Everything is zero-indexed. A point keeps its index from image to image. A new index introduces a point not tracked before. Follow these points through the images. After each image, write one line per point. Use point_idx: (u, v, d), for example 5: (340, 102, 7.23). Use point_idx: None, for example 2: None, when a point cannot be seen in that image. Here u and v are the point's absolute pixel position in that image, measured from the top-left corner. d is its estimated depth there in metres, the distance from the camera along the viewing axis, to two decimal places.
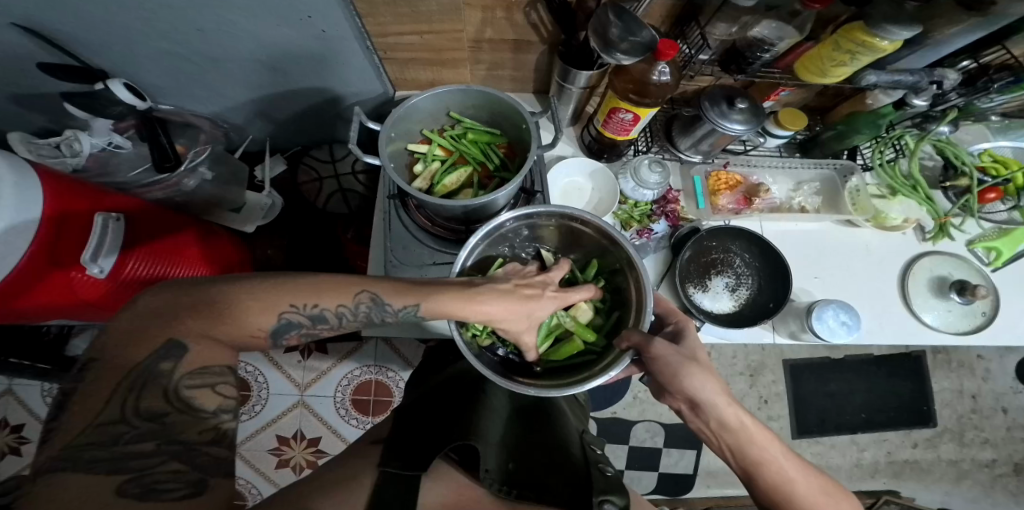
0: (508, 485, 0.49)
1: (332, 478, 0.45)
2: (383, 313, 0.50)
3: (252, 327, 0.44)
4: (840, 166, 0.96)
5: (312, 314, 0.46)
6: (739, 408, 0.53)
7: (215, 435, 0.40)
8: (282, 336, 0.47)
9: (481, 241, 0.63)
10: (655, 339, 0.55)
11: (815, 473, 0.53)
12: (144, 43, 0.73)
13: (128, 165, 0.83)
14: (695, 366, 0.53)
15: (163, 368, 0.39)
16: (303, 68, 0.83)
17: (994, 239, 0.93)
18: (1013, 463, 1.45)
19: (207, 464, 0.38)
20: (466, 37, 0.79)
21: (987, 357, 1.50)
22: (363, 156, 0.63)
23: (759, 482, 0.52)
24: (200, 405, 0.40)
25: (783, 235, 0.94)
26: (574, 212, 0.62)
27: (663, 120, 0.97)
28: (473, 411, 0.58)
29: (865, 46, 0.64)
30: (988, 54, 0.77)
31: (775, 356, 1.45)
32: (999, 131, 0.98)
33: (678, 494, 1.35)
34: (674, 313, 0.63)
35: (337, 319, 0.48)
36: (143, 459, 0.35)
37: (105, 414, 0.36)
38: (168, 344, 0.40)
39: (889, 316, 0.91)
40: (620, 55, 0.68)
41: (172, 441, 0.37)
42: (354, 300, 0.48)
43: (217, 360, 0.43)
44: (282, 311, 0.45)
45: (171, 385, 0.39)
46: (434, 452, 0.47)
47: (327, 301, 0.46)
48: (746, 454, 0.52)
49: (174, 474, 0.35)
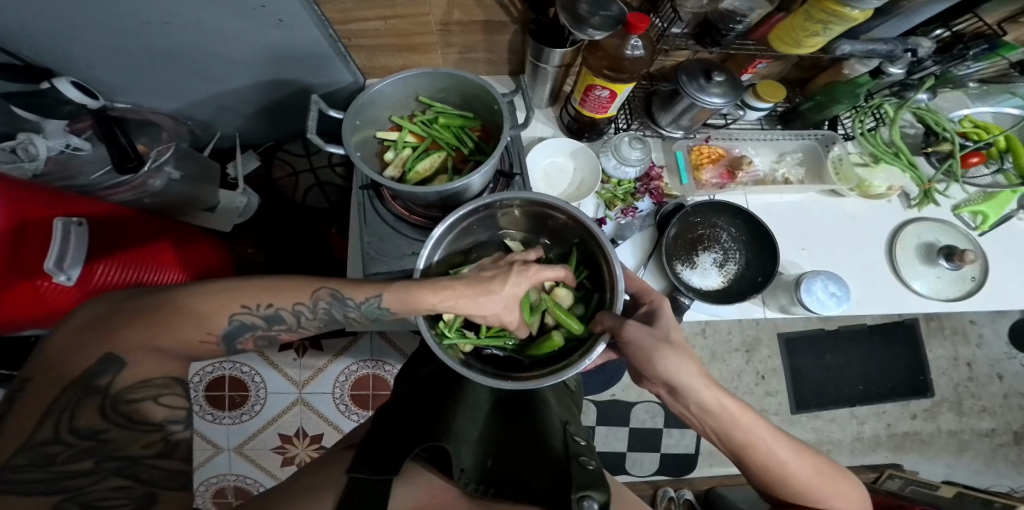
0: (485, 484, 0.46)
1: (302, 488, 0.44)
2: (345, 309, 0.53)
3: (199, 334, 0.46)
4: (821, 137, 0.93)
5: (267, 314, 0.50)
6: (718, 389, 0.52)
7: (162, 447, 0.42)
8: (235, 338, 0.50)
9: (450, 230, 0.62)
10: (627, 323, 0.54)
11: (805, 451, 0.54)
12: (94, 35, 0.70)
13: (90, 166, 0.81)
14: (669, 348, 0.52)
15: (100, 383, 0.41)
16: (266, 59, 0.81)
17: (978, 202, 0.92)
18: (1012, 431, 1.45)
19: (156, 478, 0.40)
20: (433, 21, 0.76)
21: (979, 322, 1.50)
22: (324, 146, 0.62)
23: (749, 463, 0.53)
24: (146, 417, 0.42)
25: (767, 207, 0.93)
26: (546, 198, 0.61)
27: (642, 96, 0.94)
28: (449, 409, 0.57)
29: (836, 16, 0.62)
30: (960, 22, 0.76)
31: (769, 330, 1.45)
32: (979, 97, 0.95)
33: (682, 474, 1.36)
34: (647, 293, 0.61)
35: (295, 319, 0.52)
36: (79, 479, 0.38)
37: (41, 432, 0.38)
38: (106, 358, 0.41)
39: (879, 285, 0.90)
40: (592, 31, 0.64)
41: (113, 457, 0.39)
42: (312, 297, 0.51)
43: (159, 372, 0.44)
44: (233, 312, 0.48)
45: (111, 399, 0.41)
46: (405, 454, 0.45)
47: (281, 301, 0.50)
48: (731, 436, 0.52)
49: (115, 490, 0.38)
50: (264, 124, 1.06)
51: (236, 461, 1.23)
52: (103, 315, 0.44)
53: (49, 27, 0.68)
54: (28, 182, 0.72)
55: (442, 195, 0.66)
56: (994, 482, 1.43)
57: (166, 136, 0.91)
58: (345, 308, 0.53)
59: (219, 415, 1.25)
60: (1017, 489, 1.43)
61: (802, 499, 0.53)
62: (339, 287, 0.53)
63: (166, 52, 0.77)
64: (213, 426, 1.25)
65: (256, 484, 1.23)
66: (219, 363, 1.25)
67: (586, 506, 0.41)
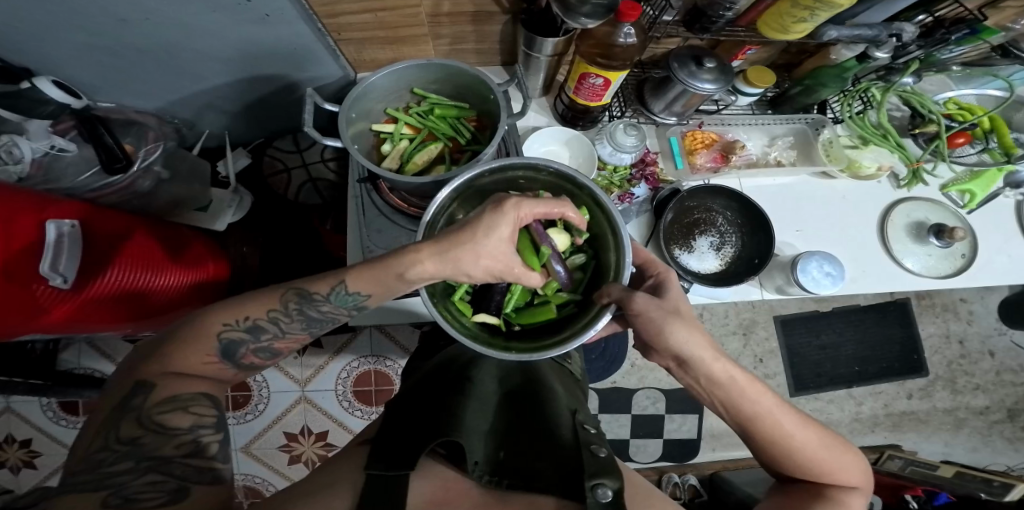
0: (498, 475, 0.47)
1: (317, 482, 0.45)
2: (315, 304, 0.53)
3: (200, 355, 0.49)
4: (811, 121, 0.94)
5: (247, 326, 0.51)
6: (727, 361, 0.53)
7: (192, 447, 0.43)
8: (235, 355, 0.52)
9: (449, 201, 0.60)
10: (635, 294, 0.53)
11: (810, 423, 0.55)
12: (74, 32, 0.69)
13: (75, 169, 0.78)
14: (679, 320, 0.52)
15: (136, 402, 0.44)
16: (251, 53, 0.80)
17: (966, 181, 0.93)
18: (1006, 408, 1.49)
19: (186, 473, 0.40)
20: (423, 12, 0.76)
21: (969, 299, 1.53)
22: (323, 139, 0.62)
23: (754, 435, 0.54)
24: (174, 424, 0.43)
25: (760, 189, 0.94)
26: (531, 161, 0.58)
27: (634, 84, 0.95)
28: (457, 403, 0.55)
29: (821, 2, 0.62)
30: (941, 9, 0.76)
31: (765, 313, 1.47)
32: (961, 80, 0.97)
33: (685, 459, 1.37)
34: (653, 266, 0.62)
35: (275, 326, 0.53)
36: (118, 476, 0.38)
37: (94, 445, 0.41)
38: (139, 384, 0.45)
39: (873, 262, 0.91)
40: (584, 19, 0.65)
41: (147, 457, 0.40)
42: (281, 301, 0.52)
43: (185, 389, 0.46)
44: (218, 331, 0.50)
45: (143, 413, 0.43)
46: (420, 449, 0.45)
47: (253, 311, 0.51)
48: (739, 407, 0.53)
49: (151, 484, 0.38)
50: (253, 119, 1.05)
51: (245, 461, 1.24)
52: (144, 354, 0.49)
53: (35, 27, 0.67)
54: (18, 186, 0.70)
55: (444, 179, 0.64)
56: (990, 459, 1.46)
57: (151, 135, 0.88)
58: (315, 304, 0.53)
59: None
60: (1013, 467, 1.46)
61: (804, 471, 0.54)
62: (305, 286, 0.53)
63: (157, 51, 0.76)
64: None
65: (265, 483, 1.24)
66: None
67: (599, 494, 0.41)
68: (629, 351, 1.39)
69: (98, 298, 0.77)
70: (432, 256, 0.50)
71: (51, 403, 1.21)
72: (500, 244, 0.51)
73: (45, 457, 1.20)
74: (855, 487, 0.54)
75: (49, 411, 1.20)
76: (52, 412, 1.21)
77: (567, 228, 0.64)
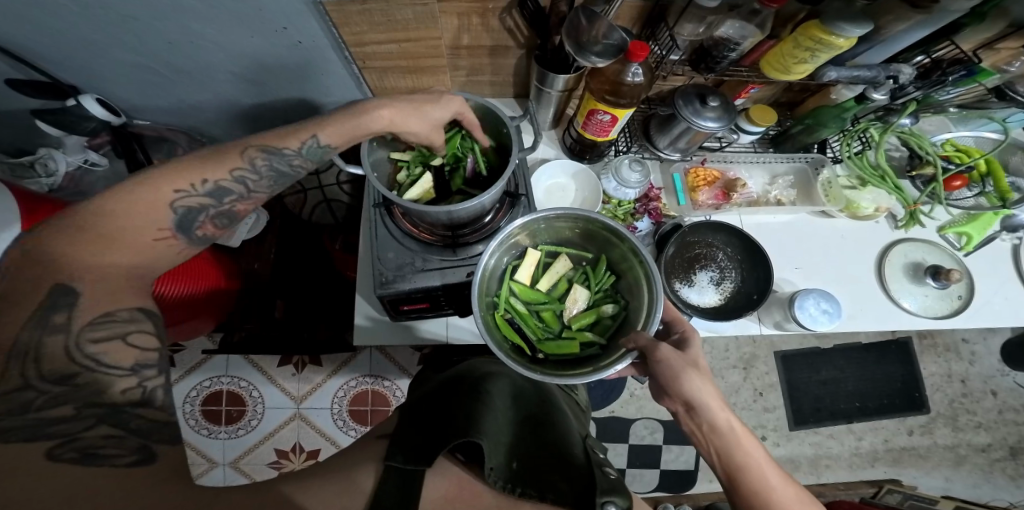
0: (512, 484, 0.47)
1: (334, 469, 0.48)
2: (285, 159, 0.58)
3: (152, 229, 0.49)
4: (811, 159, 0.97)
5: (207, 191, 0.53)
6: (731, 412, 0.54)
7: (139, 395, 0.41)
8: (192, 225, 0.53)
9: (501, 243, 0.65)
10: (660, 343, 0.55)
11: (798, 488, 0.53)
12: (112, 53, 0.74)
13: (104, 183, 0.86)
14: (695, 371, 0.54)
15: (57, 320, 0.41)
16: (279, 77, 0.84)
17: (964, 223, 0.96)
18: (1008, 446, 1.47)
19: (140, 427, 0.40)
20: (444, 44, 0.80)
21: (972, 339, 1.53)
22: (347, 166, 0.65)
23: (740, 490, 0.52)
24: (114, 360, 0.41)
25: (759, 227, 0.97)
26: (581, 212, 0.63)
27: (641, 120, 0.99)
28: (473, 408, 0.56)
29: (823, 44, 0.67)
30: (940, 49, 0.78)
31: (765, 348, 1.48)
32: (959, 122, 1.01)
33: (681, 490, 1.36)
34: (681, 323, 0.63)
35: (240, 186, 0.56)
36: (63, 424, 0.37)
37: (8, 381, 0.37)
38: (59, 289, 0.42)
39: (868, 301, 0.93)
40: (594, 58, 0.69)
41: (92, 404, 0.39)
42: (245, 158, 0.55)
43: (121, 306, 0.44)
44: (172, 201, 0.50)
45: (73, 340, 0.40)
46: (439, 448, 0.46)
47: (211, 174, 0.53)
48: (734, 461, 0.52)
49: (108, 438, 0.38)
50: None
51: (231, 476, 1.22)
52: (82, 243, 0.44)
53: (76, 43, 0.71)
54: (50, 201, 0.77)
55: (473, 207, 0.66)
56: (991, 496, 1.43)
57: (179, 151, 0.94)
58: (285, 159, 0.58)
59: (215, 430, 1.25)
60: (1015, 504, 1.43)
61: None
62: (267, 142, 0.57)
63: (190, 69, 0.80)
64: (208, 440, 1.24)
65: None
66: (217, 378, 1.26)
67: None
68: (628, 380, 1.40)
69: None
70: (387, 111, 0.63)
71: None
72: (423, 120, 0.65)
73: None
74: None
75: None
76: None
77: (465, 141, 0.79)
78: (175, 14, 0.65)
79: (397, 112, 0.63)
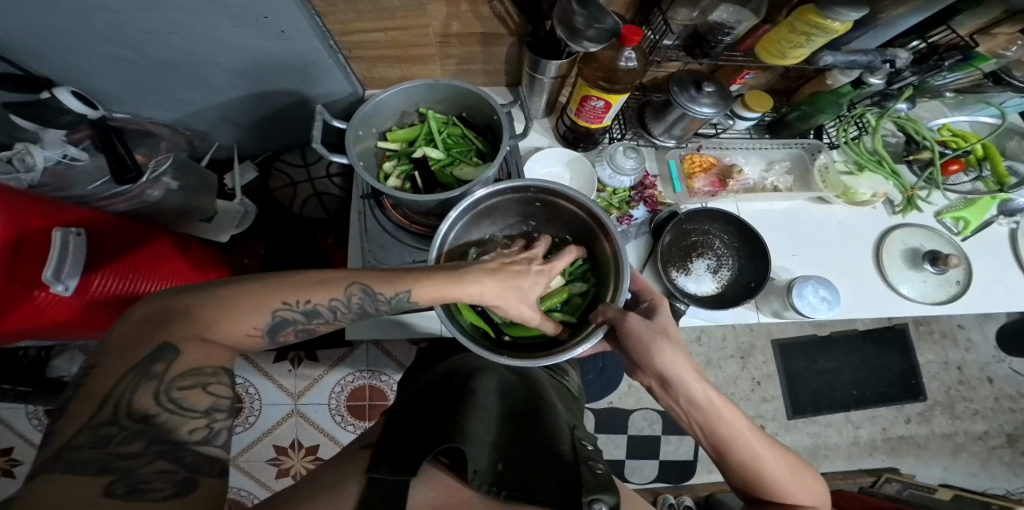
0: (498, 486, 0.46)
1: (319, 484, 0.46)
2: (376, 302, 0.50)
3: (244, 326, 0.44)
4: (808, 145, 0.97)
5: (305, 310, 0.47)
6: (706, 383, 0.54)
7: (205, 434, 0.39)
8: (277, 332, 0.47)
9: (460, 218, 0.65)
10: (628, 315, 0.56)
11: (781, 451, 0.55)
12: (88, 45, 0.71)
13: (88, 177, 0.83)
14: (665, 341, 0.55)
15: (156, 369, 0.39)
16: (263, 68, 0.81)
17: (961, 209, 0.95)
18: (1005, 434, 1.47)
19: (197, 463, 0.37)
20: (433, 32, 0.78)
21: (967, 326, 1.53)
22: (330, 155, 0.63)
23: (728, 460, 0.54)
24: (191, 403, 0.39)
25: (757, 214, 0.96)
26: (555, 185, 0.63)
27: (635, 107, 0.98)
28: (459, 411, 0.55)
29: (819, 28, 0.65)
30: (935, 34, 0.78)
31: (763, 336, 1.47)
32: (956, 107, 1.00)
33: (681, 481, 1.36)
34: (648, 292, 0.64)
35: (331, 313, 0.49)
36: (130, 460, 0.34)
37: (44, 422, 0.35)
38: (162, 346, 0.40)
39: (866, 288, 0.92)
40: (587, 43, 0.67)
41: (159, 441, 0.36)
42: (345, 292, 0.48)
43: (209, 361, 0.42)
44: (276, 308, 0.45)
45: (163, 386, 0.39)
46: (423, 455, 0.46)
47: (318, 297, 0.47)
48: (717, 433, 0.53)
49: (160, 473, 0.34)
50: (263, 134, 1.07)
51: (231, 473, 1.22)
52: None
53: (50, 36, 0.68)
54: (35, 197, 0.75)
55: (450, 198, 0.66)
56: (990, 484, 1.43)
57: (164, 147, 0.93)
58: (376, 304, 0.50)
59: None
60: (1013, 492, 1.43)
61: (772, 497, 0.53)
62: (372, 282, 0.50)
63: (169, 61, 0.77)
64: None
65: (251, 496, 1.21)
66: None
67: None
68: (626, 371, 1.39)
69: (97, 301, 0.81)
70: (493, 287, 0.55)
71: (36, 410, 1.20)
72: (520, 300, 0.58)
73: (25, 466, 1.17)
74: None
75: (35, 419, 1.19)
76: (37, 420, 1.19)
77: (438, 128, 0.76)
78: (154, 7, 0.63)
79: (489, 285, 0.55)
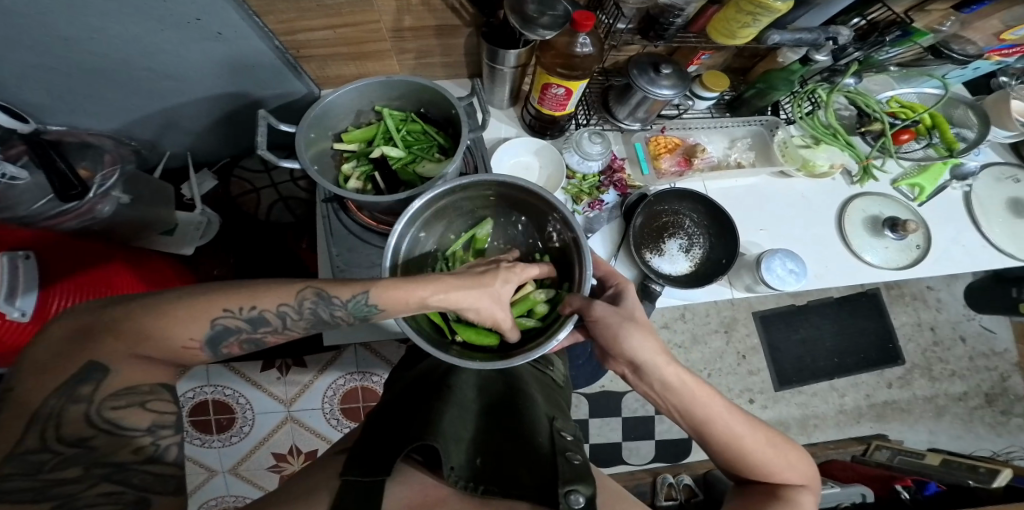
0: (474, 481, 0.47)
1: (298, 491, 0.45)
2: (331, 306, 0.50)
3: (182, 338, 0.43)
4: (767, 122, 0.99)
5: (251, 316, 0.46)
6: (679, 366, 0.55)
7: (151, 453, 0.40)
8: (219, 344, 0.46)
9: (413, 224, 0.64)
10: (595, 303, 0.56)
11: (761, 427, 0.56)
12: (12, 54, 0.68)
13: (31, 196, 0.78)
14: (634, 326, 0.55)
15: (84, 391, 0.38)
16: (208, 71, 0.79)
17: (916, 175, 0.99)
18: (983, 394, 1.54)
19: (147, 482, 0.38)
20: (384, 27, 0.77)
21: (936, 287, 1.59)
22: (279, 160, 0.62)
23: (710, 441, 0.55)
24: (131, 423, 0.40)
25: (724, 191, 0.97)
26: (509, 178, 0.63)
27: (598, 91, 0.98)
28: (435, 409, 0.56)
29: (762, 8, 0.66)
30: (873, 12, 0.81)
31: (745, 310, 1.51)
32: (901, 80, 1.02)
33: (678, 459, 1.38)
34: (615, 277, 0.64)
35: (281, 319, 0.48)
36: (68, 485, 0.36)
37: None
38: (90, 366, 0.39)
39: (833, 258, 0.94)
40: (541, 31, 0.66)
41: (102, 463, 0.37)
42: (298, 296, 0.48)
43: (144, 380, 0.42)
44: (215, 316, 0.45)
45: (93, 408, 0.38)
46: (397, 454, 0.46)
47: (265, 301, 0.47)
48: (694, 413, 0.55)
49: (106, 496, 0.36)
50: (220, 140, 1.05)
51: (234, 482, 1.22)
52: None
53: None
54: None
55: (408, 197, 0.66)
56: (976, 446, 1.50)
57: (109, 158, 0.87)
58: (332, 307, 0.50)
59: (207, 439, 1.22)
60: (998, 452, 1.50)
61: (756, 472, 0.55)
62: (325, 285, 0.50)
63: (103, 69, 0.75)
64: (201, 450, 1.22)
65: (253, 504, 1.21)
66: (200, 387, 1.22)
67: (572, 501, 0.43)
68: None
69: None
70: (449, 293, 0.54)
71: None
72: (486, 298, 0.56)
73: None
74: (804, 485, 0.56)
75: None
76: None
77: (394, 126, 0.76)
78: (74, 13, 0.61)
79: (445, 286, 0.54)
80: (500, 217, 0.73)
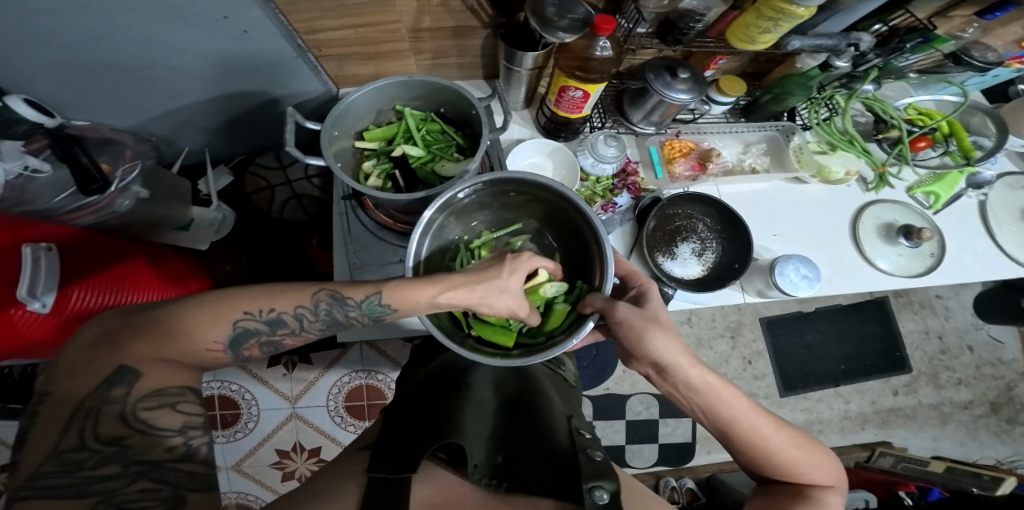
0: (497, 478, 0.47)
1: (317, 488, 0.46)
2: (346, 308, 0.51)
3: (206, 340, 0.44)
4: (782, 128, 0.99)
5: (269, 319, 0.47)
6: (703, 367, 0.55)
7: (184, 451, 0.40)
8: (240, 346, 0.47)
9: (433, 221, 0.64)
10: (618, 304, 0.56)
11: (786, 428, 0.56)
12: (39, 49, 0.69)
13: (50, 190, 0.79)
14: (658, 328, 0.55)
15: (117, 393, 0.39)
16: (229, 69, 0.80)
17: (931, 183, 0.97)
18: (989, 402, 1.53)
19: (180, 479, 0.38)
20: (404, 28, 0.77)
21: (945, 295, 1.58)
22: (305, 157, 0.62)
23: (735, 441, 0.55)
24: (163, 423, 0.40)
25: (737, 196, 0.97)
26: (533, 176, 0.62)
27: (613, 94, 0.98)
28: (454, 408, 0.56)
29: (783, 13, 0.66)
30: (895, 18, 0.81)
31: (751, 314, 1.51)
32: (918, 86, 1.01)
33: (681, 463, 1.38)
34: (636, 277, 0.64)
35: (297, 322, 0.49)
36: (109, 481, 0.36)
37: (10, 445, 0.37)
38: (121, 369, 0.40)
39: (844, 264, 0.94)
40: (561, 33, 0.66)
41: (138, 461, 0.38)
42: (312, 300, 0.49)
43: (171, 382, 0.42)
44: (236, 319, 0.45)
45: (128, 408, 0.39)
46: (421, 453, 0.46)
47: (281, 304, 0.47)
48: (719, 414, 0.55)
49: (143, 492, 0.36)
50: (236, 137, 1.06)
51: (236, 479, 1.22)
52: None
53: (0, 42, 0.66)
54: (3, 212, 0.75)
55: (427, 196, 0.66)
56: (980, 454, 1.49)
57: (128, 153, 0.87)
58: (346, 308, 0.50)
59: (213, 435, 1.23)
60: (1002, 461, 1.49)
61: (782, 473, 0.55)
62: (339, 287, 0.50)
63: (127, 65, 0.75)
64: None
65: (257, 500, 1.21)
66: (206, 382, 1.22)
67: (597, 497, 0.42)
68: None
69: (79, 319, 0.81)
70: (470, 293, 0.54)
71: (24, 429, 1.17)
72: (507, 299, 0.56)
73: None
74: (832, 486, 0.55)
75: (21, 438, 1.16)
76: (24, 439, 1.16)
77: (414, 125, 0.76)
78: (105, 10, 0.62)
79: (467, 287, 0.54)
80: (520, 214, 0.73)
